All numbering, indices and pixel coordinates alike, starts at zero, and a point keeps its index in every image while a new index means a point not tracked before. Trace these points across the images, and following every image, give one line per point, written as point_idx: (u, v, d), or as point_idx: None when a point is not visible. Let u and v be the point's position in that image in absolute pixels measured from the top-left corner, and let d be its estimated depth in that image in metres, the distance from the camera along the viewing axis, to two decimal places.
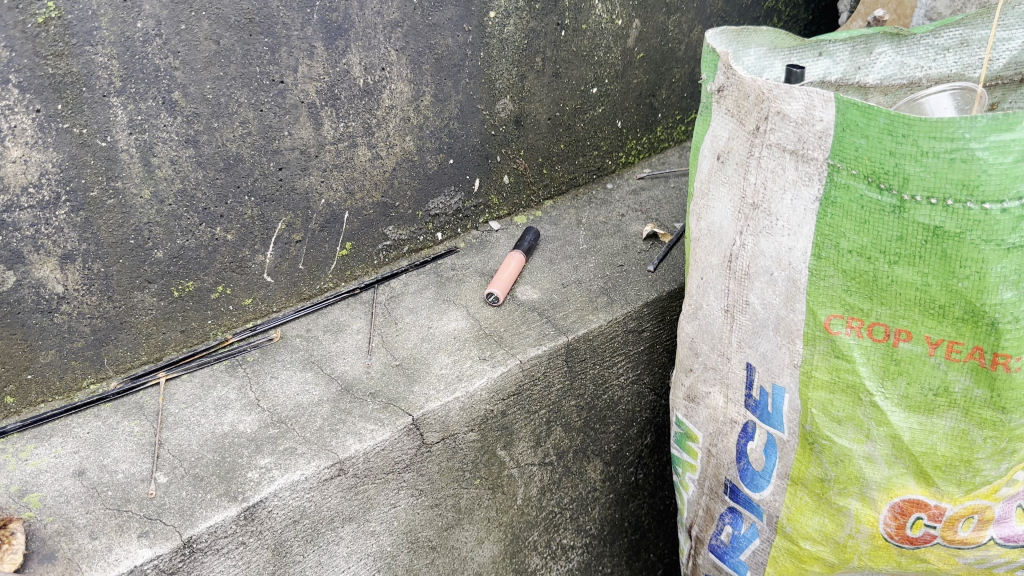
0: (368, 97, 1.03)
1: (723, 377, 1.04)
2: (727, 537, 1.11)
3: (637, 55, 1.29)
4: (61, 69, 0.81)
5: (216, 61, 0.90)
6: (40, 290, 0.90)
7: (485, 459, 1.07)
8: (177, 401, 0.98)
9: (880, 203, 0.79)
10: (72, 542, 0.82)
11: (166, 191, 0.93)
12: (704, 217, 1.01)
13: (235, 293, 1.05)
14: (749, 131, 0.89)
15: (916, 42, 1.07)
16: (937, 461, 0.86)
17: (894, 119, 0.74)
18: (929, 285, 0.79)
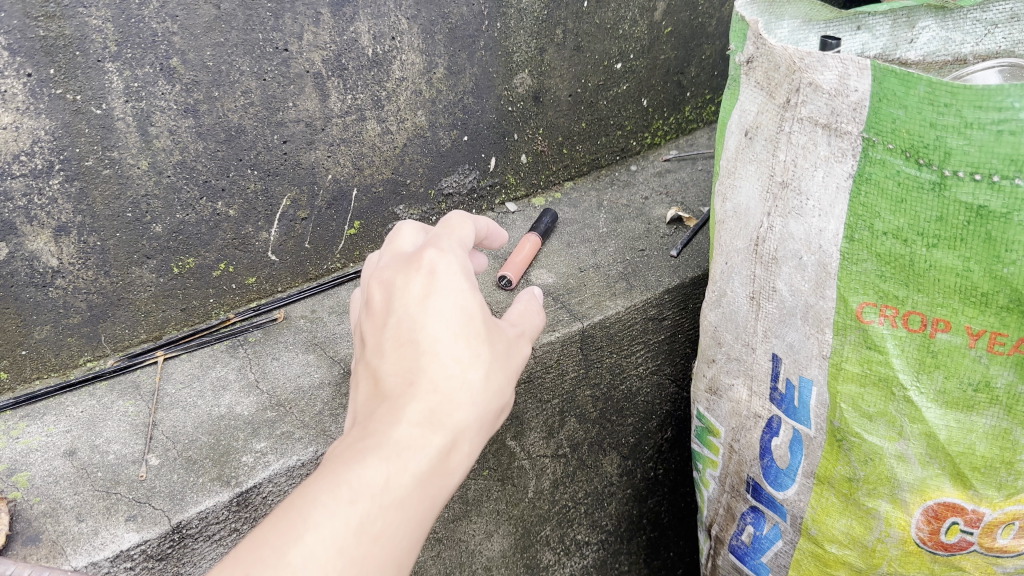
0: (377, 67, 0.98)
1: (747, 369, 0.98)
2: (748, 538, 1.05)
3: (664, 29, 1.23)
4: (52, 31, 0.78)
5: (216, 26, 0.85)
6: (34, 263, 0.87)
7: (494, 450, 1.02)
8: (174, 381, 0.95)
9: (918, 179, 0.73)
10: (58, 524, 0.79)
11: (164, 162, 0.90)
12: (730, 197, 0.95)
13: (238, 272, 1.02)
14: (779, 104, 0.83)
15: (962, 17, 1.00)
16: (976, 462, 0.80)
17: (936, 86, 0.67)
18: (970, 271, 0.73)
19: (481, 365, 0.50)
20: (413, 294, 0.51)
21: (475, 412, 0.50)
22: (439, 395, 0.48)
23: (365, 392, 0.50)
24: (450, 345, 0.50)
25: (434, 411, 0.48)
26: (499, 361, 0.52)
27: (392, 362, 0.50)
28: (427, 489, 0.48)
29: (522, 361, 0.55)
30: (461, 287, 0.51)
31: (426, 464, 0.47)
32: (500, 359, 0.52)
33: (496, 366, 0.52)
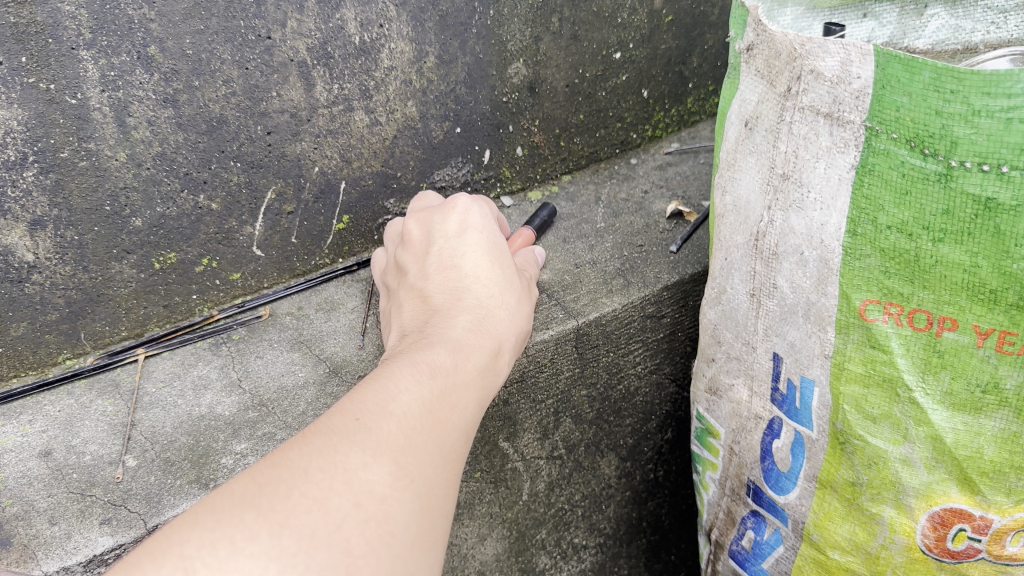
0: (364, 56, 0.95)
1: (747, 369, 0.95)
2: (748, 543, 1.02)
3: (665, 18, 1.19)
4: (24, 17, 0.75)
5: (196, 12, 0.82)
6: (9, 258, 0.85)
7: (486, 452, 0.99)
8: (155, 380, 0.92)
9: (923, 170, 0.69)
10: (30, 527, 0.76)
11: (143, 154, 0.87)
12: (729, 191, 0.91)
13: (222, 267, 0.99)
14: (780, 93, 0.80)
15: (972, 5, 0.97)
16: (984, 466, 0.76)
17: (942, 71, 0.64)
18: (978, 267, 0.69)
19: (517, 294, 0.76)
20: (457, 238, 0.77)
21: (517, 320, 0.74)
22: (492, 311, 0.71)
23: (419, 306, 0.72)
24: (503, 272, 0.76)
25: (484, 317, 0.70)
26: (528, 288, 0.82)
27: (449, 283, 0.72)
28: (490, 376, 0.66)
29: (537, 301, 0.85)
30: (489, 227, 0.78)
31: (486, 357, 0.65)
32: (525, 294, 0.78)
33: (522, 301, 0.77)
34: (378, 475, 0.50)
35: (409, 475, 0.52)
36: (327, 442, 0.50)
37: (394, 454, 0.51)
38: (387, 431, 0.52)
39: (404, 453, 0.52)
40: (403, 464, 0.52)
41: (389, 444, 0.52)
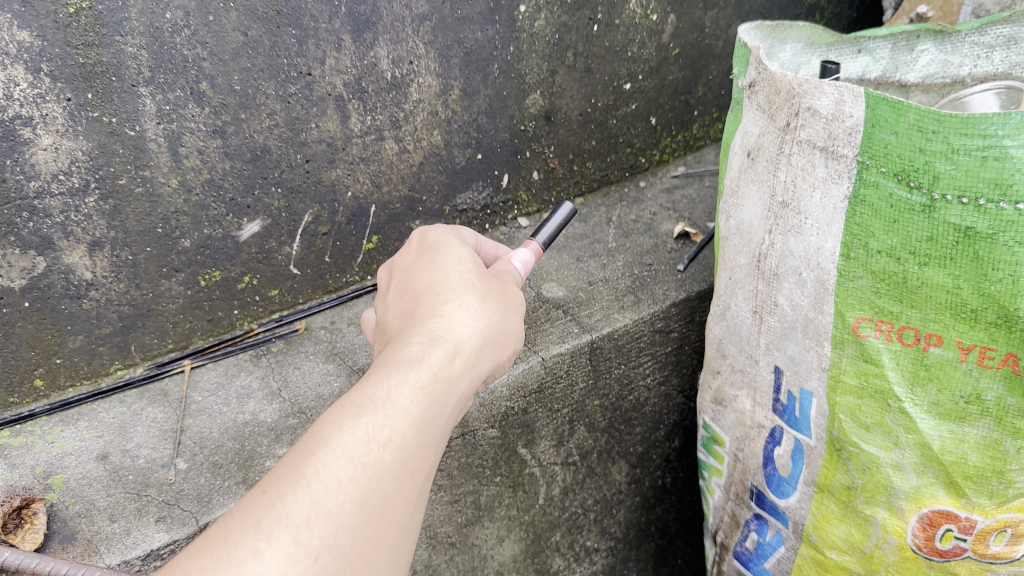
0: (395, 90, 1.03)
1: (751, 381, 1.02)
2: (752, 544, 1.08)
3: (672, 51, 1.27)
4: (91, 58, 0.83)
5: (244, 52, 0.90)
6: (69, 276, 0.92)
7: (505, 457, 1.06)
8: (201, 390, 0.99)
9: (910, 201, 0.76)
10: (92, 524, 0.83)
11: (193, 181, 0.94)
12: (733, 215, 0.99)
13: (262, 284, 1.06)
14: (780, 127, 0.87)
15: (961, 40, 1.02)
16: (969, 471, 0.83)
17: (923, 114, 0.71)
18: (960, 288, 0.76)
19: (477, 290, 0.63)
20: (415, 261, 0.67)
21: (483, 317, 0.60)
22: (442, 310, 0.59)
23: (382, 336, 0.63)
24: (462, 270, 0.64)
25: (434, 318, 0.59)
26: (493, 289, 0.64)
27: (402, 302, 0.63)
28: (445, 384, 0.55)
29: (523, 305, 0.67)
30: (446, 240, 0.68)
31: (440, 365, 0.55)
32: (493, 294, 0.64)
33: (487, 299, 0.62)
34: (272, 561, 0.43)
35: (314, 545, 0.45)
36: (218, 528, 0.44)
37: (295, 530, 0.45)
38: (296, 488, 0.46)
39: (309, 525, 0.45)
40: (306, 537, 0.45)
41: (288, 519, 0.45)
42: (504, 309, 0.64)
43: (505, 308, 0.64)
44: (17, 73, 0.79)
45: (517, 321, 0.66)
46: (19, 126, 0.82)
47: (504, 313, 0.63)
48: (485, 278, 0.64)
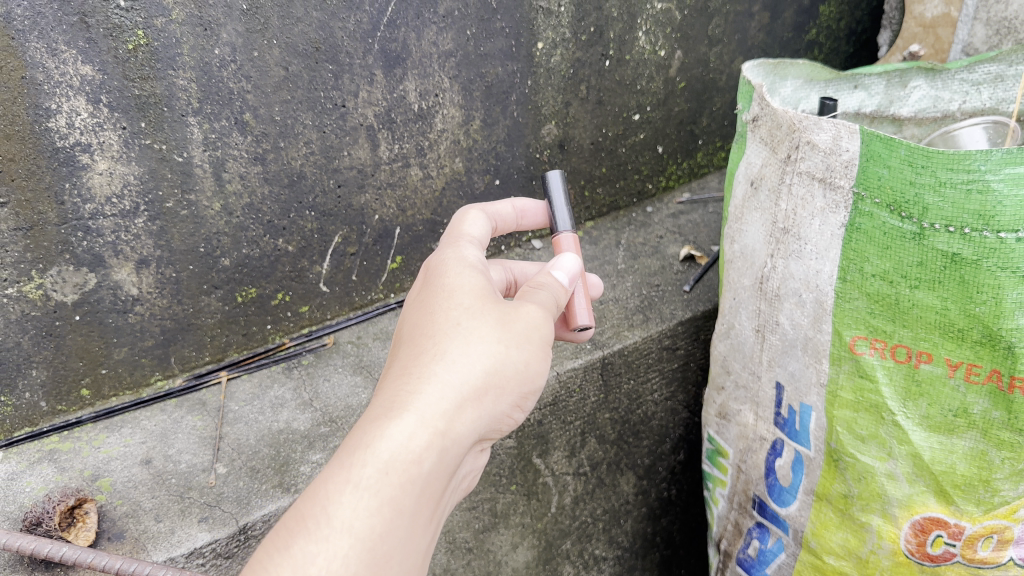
0: (421, 120, 1.11)
1: (753, 396, 1.08)
2: (754, 551, 1.14)
3: (679, 84, 1.34)
4: (145, 90, 0.89)
5: (284, 85, 0.97)
6: (117, 292, 0.98)
7: (521, 466, 1.12)
8: (237, 400, 1.06)
9: (901, 230, 0.83)
10: (139, 524, 0.89)
11: (234, 205, 1.01)
12: (737, 240, 1.06)
13: (293, 301, 1.13)
14: (782, 159, 0.94)
15: (951, 77, 1.09)
16: (957, 480, 0.89)
17: (914, 151, 0.78)
18: (948, 309, 0.83)
19: (461, 339, 0.58)
20: (410, 308, 0.64)
21: (461, 376, 0.56)
22: (413, 375, 0.55)
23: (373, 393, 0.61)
24: (442, 324, 0.59)
25: (401, 387, 0.54)
26: (486, 334, 0.58)
27: (394, 356, 0.60)
28: (408, 466, 0.51)
29: (523, 347, 0.60)
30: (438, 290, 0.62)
31: (396, 450, 0.51)
32: (464, 355, 0.57)
33: (457, 362, 0.56)
34: None
35: None
36: None
37: None
38: None
39: None
40: None
41: None
42: (499, 356, 0.58)
43: (502, 349, 0.58)
44: (79, 104, 0.86)
45: (511, 372, 0.58)
46: (78, 153, 0.88)
47: (496, 360, 0.58)
48: (475, 319, 0.59)
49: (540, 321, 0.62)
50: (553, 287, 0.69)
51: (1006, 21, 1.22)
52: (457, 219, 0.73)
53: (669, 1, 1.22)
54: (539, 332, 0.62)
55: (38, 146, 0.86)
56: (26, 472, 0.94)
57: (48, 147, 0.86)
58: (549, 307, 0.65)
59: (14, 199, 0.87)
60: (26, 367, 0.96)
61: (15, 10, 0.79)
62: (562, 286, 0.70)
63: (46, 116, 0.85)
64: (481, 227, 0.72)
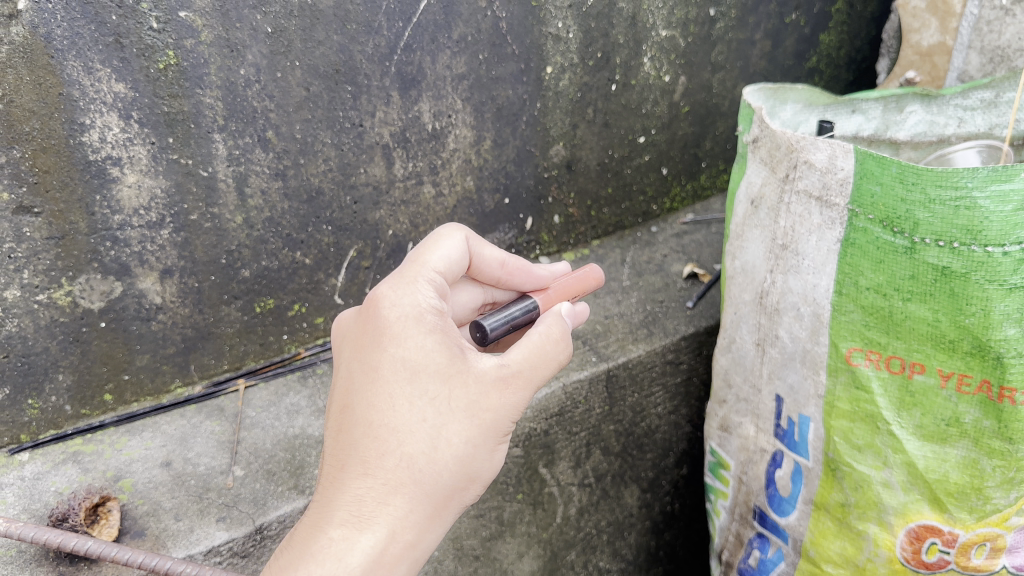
0: (435, 140, 1.15)
1: (754, 409, 1.12)
2: (754, 561, 1.16)
3: (683, 108, 1.39)
4: (174, 107, 0.94)
5: (306, 105, 1.02)
6: (141, 300, 1.03)
7: (527, 476, 1.15)
8: (254, 406, 1.11)
9: (894, 244, 0.87)
10: (159, 522, 0.93)
11: (255, 218, 1.06)
12: (738, 256, 1.09)
13: (309, 312, 1.17)
14: (780, 178, 0.98)
15: (945, 103, 1.14)
16: (950, 488, 0.91)
17: (905, 168, 0.82)
18: (939, 321, 0.86)
19: (428, 443, 0.65)
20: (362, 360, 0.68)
21: (425, 486, 0.65)
22: (380, 481, 0.64)
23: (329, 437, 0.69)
24: (408, 421, 0.65)
25: (369, 497, 0.64)
26: (454, 440, 0.66)
27: (351, 422, 0.66)
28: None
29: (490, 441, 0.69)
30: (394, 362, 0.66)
31: (363, 565, 0.62)
32: (428, 463, 0.65)
33: (421, 471, 0.65)
34: None
35: None
36: None
37: None
38: None
39: None
40: None
41: None
42: (462, 460, 0.67)
43: (467, 451, 0.67)
44: (111, 120, 0.91)
45: (474, 471, 0.68)
46: (109, 166, 0.93)
47: (460, 464, 0.67)
48: (444, 420, 0.66)
49: (509, 400, 0.69)
50: (543, 333, 0.74)
51: (999, 50, 1.26)
52: (429, 243, 0.76)
53: (673, 29, 1.27)
54: (505, 423, 0.69)
55: (72, 159, 0.90)
56: (51, 472, 0.99)
57: (81, 160, 0.91)
58: (526, 376, 0.71)
59: (48, 209, 0.92)
60: (53, 371, 1.00)
61: (56, 30, 0.84)
62: (562, 326, 0.76)
63: (81, 130, 0.89)
64: (454, 254, 0.76)
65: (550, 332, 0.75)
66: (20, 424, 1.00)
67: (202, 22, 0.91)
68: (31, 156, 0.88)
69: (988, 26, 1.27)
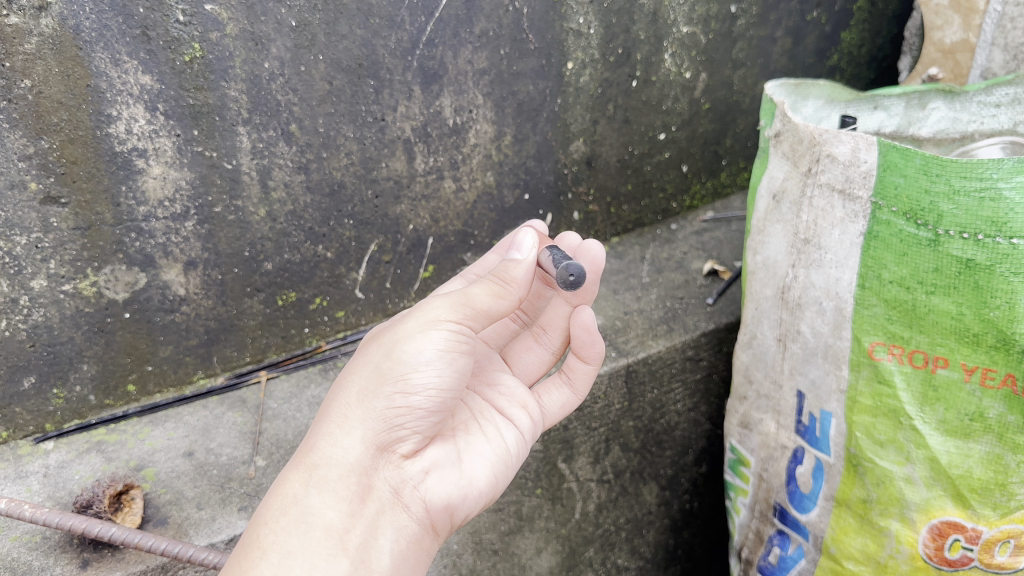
0: (456, 135, 1.16)
1: (775, 405, 1.11)
2: (775, 558, 1.15)
3: (703, 105, 1.39)
4: (199, 100, 0.94)
5: (329, 98, 1.02)
6: (165, 291, 1.04)
7: (547, 471, 1.15)
8: (276, 397, 1.12)
9: (917, 237, 0.87)
10: (182, 511, 0.94)
11: (279, 212, 1.07)
12: (760, 251, 1.09)
13: (330, 306, 1.18)
14: (802, 172, 0.98)
15: (969, 99, 1.13)
16: (974, 484, 0.90)
17: (929, 159, 0.83)
18: (964, 314, 0.85)
19: (370, 368, 0.69)
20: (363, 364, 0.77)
21: (366, 410, 0.67)
22: (313, 429, 0.69)
23: None
24: (360, 361, 0.70)
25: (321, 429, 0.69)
26: (367, 367, 0.69)
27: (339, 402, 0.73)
28: (289, 511, 0.64)
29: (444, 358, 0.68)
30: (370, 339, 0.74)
31: (304, 486, 0.66)
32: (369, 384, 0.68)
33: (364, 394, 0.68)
34: None
35: None
36: None
37: None
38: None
39: None
40: None
41: None
42: (371, 379, 0.68)
43: (408, 367, 0.67)
44: (137, 112, 0.92)
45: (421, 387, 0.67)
46: (135, 157, 0.94)
47: (370, 385, 0.68)
48: (387, 345, 0.69)
49: (433, 314, 0.69)
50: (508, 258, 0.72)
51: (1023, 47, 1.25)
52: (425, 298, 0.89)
53: (694, 26, 1.27)
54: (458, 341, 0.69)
55: (99, 150, 0.91)
56: (75, 461, 1.00)
57: (107, 152, 0.92)
58: (467, 295, 0.69)
59: (75, 200, 0.93)
60: (78, 361, 1.01)
61: (84, 22, 0.85)
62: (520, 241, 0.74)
63: (107, 122, 0.90)
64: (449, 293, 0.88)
65: (511, 257, 0.72)
66: (45, 414, 1.01)
67: (227, 15, 0.91)
68: (58, 147, 0.89)
69: (1011, 23, 1.26)
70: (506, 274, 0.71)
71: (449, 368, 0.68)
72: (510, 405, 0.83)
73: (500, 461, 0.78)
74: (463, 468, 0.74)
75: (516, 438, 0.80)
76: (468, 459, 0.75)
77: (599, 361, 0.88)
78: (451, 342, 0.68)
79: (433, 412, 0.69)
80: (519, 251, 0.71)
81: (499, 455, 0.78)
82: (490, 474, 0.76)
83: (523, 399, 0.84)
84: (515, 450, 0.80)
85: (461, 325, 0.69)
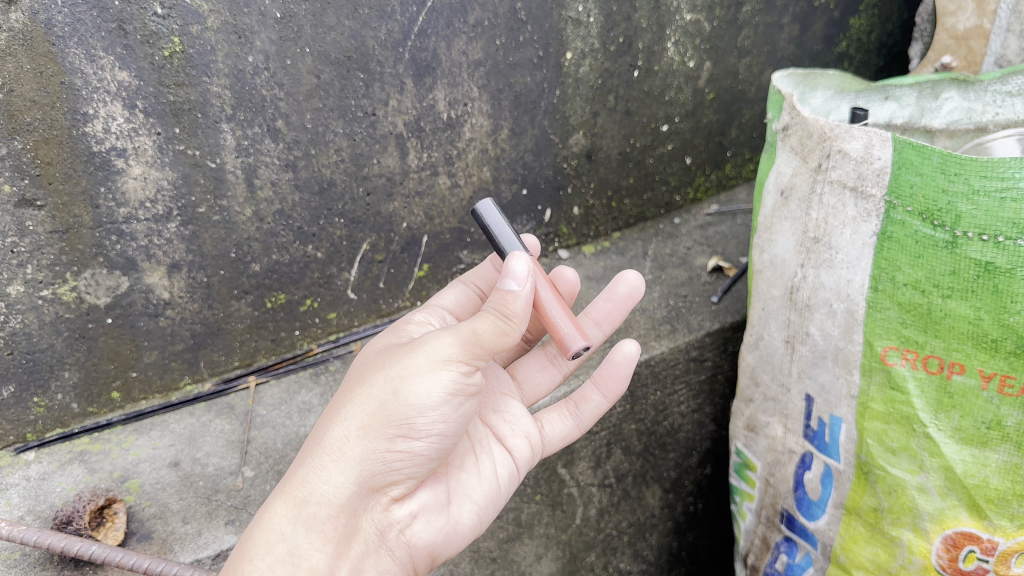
0: (450, 129, 1.12)
1: (782, 409, 1.07)
2: (782, 566, 1.12)
3: (707, 95, 1.34)
4: (180, 96, 0.90)
5: (317, 93, 0.98)
6: (149, 295, 1.00)
7: (546, 477, 1.11)
8: (265, 404, 1.09)
9: (933, 238, 0.83)
10: (167, 525, 0.90)
11: (266, 211, 1.03)
12: (767, 250, 1.05)
13: (321, 307, 1.14)
14: (812, 168, 0.94)
15: (984, 89, 1.07)
16: (990, 494, 0.86)
17: (947, 158, 0.79)
18: (981, 319, 0.82)
19: (367, 401, 0.66)
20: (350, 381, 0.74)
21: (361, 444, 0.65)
22: (303, 456, 0.67)
23: None
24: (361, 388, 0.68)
25: (310, 454, 0.67)
26: (370, 402, 0.66)
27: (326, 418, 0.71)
28: (275, 549, 0.63)
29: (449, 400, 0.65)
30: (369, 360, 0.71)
31: (291, 511, 0.65)
32: (368, 422, 0.65)
33: (362, 429, 0.65)
34: None
35: None
36: None
37: None
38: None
39: None
40: None
41: None
42: (373, 416, 0.65)
43: (411, 410, 0.65)
44: (115, 109, 0.87)
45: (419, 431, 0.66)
46: (113, 157, 0.90)
47: (372, 423, 0.65)
48: (387, 377, 0.66)
49: (441, 354, 0.65)
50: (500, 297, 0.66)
51: None
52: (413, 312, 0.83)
53: (698, 13, 1.23)
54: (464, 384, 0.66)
55: (75, 150, 0.87)
56: (57, 473, 0.96)
57: (84, 152, 0.88)
58: (471, 331, 0.65)
59: (51, 202, 0.89)
60: (59, 368, 0.97)
61: (56, 16, 0.80)
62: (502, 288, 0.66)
63: (83, 121, 0.86)
64: (450, 300, 0.87)
65: (506, 286, 0.66)
66: (25, 423, 0.98)
67: (208, 7, 0.87)
68: (32, 147, 0.85)
69: None
70: (506, 307, 0.65)
71: (453, 411, 0.66)
72: (514, 434, 0.79)
73: (493, 499, 0.77)
74: (453, 510, 0.73)
75: (510, 476, 0.78)
76: (457, 497, 0.74)
77: (614, 396, 0.85)
78: (458, 385, 0.65)
79: (433, 454, 0.68)
80: (516, 281, 0.66)
81: (491, 496, 0.76)
82: (482, 512, 0.76)
83: (526, 431, 0.80)
84: (510, 489, 0.79)
85: (468, 366, 0.66)
